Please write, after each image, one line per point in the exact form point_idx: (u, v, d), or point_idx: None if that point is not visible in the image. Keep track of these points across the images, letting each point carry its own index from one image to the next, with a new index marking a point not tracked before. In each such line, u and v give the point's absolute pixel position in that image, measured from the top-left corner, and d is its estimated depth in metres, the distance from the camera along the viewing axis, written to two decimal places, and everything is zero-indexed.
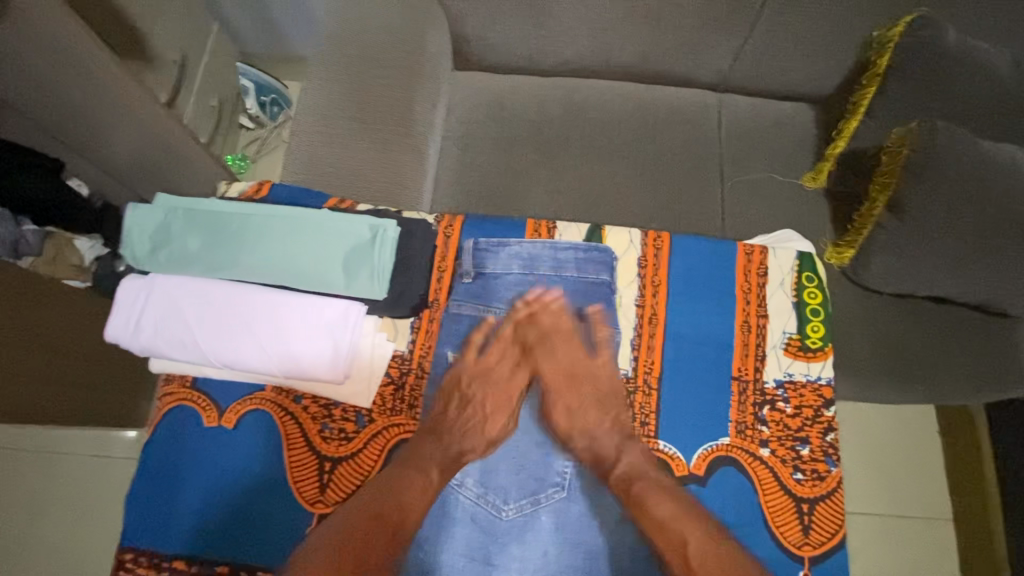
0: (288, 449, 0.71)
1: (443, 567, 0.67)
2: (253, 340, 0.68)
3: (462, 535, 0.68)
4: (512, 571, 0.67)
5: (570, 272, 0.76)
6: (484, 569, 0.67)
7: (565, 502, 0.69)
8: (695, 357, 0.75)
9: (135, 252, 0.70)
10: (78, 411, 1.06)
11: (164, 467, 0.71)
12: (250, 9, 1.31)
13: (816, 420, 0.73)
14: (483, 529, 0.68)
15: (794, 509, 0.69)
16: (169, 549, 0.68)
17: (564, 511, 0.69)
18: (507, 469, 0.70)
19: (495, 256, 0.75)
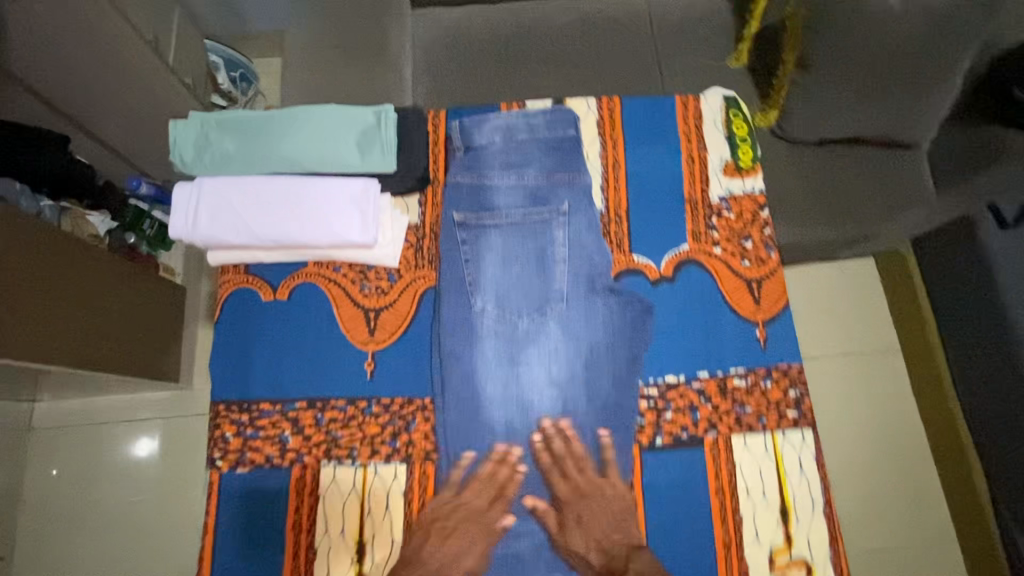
0: (337, 307, 0.86)
1: (479, 373, 0.83)
2: (296, 219, 0.82)
3: (489, 348, 0.84)
4: (534, 366, 0.83)
5: (542, 132, 0.90)
6: (511, 368, 0.83)
7: (568, 308, 0.85)
8: (655, 189, 0.92)
9: (182, 159, 0.82)
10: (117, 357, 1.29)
11: (235, 337, 0.85)
12: None
13: (754, 220, 0.90)
14: (505, 339, 0.84)
15: (746, 288, 0.87)
16: (255, 395, 0.82)
17: (568, 315, 0.85)
18: (516, 295, 0.85)
19: (479, 129, 0.90)
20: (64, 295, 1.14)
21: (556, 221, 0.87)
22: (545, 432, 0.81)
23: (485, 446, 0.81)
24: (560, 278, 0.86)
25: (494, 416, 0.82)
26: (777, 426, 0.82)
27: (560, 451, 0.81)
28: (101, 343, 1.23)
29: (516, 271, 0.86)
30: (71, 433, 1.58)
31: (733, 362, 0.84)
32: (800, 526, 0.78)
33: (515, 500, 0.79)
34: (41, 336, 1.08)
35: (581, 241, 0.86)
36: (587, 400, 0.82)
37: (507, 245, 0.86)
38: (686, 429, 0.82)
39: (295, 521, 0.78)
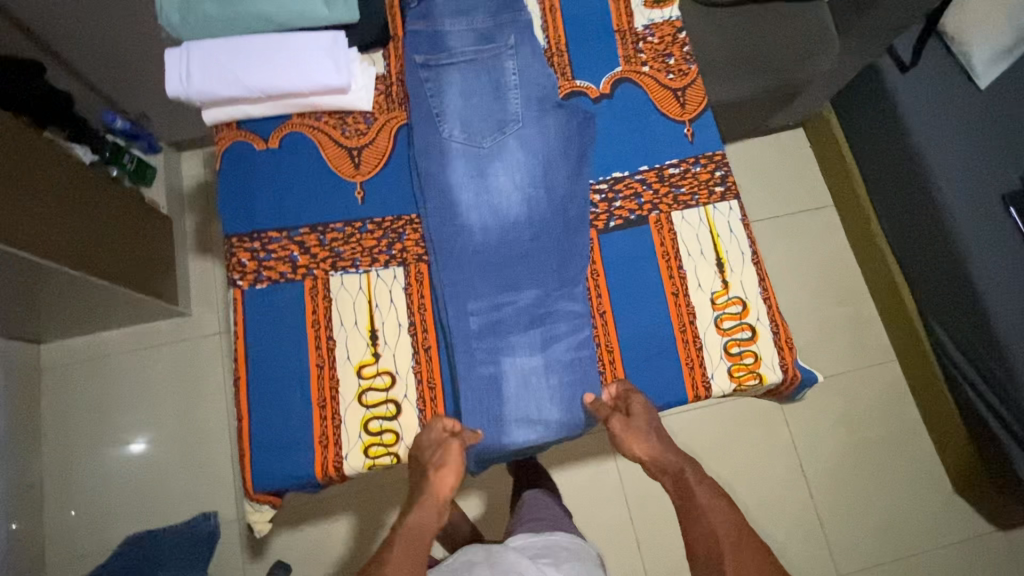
0: (323, 149, 0.98)
1: (455, 185, 0.96)
2: (278, 68, 0.93)
3: (458, 167, 0.97)
4: (500, 175, 0.97)
5: None
6: (481, 179, 0.97)
7: (523, 124, 0.98)
8: (587, 25, 1.06)
9: (171, 23, 0.93)
10: (123, 272, 1.42)
11: (238, 182, 0.97)
12: None
13: (675, 41, 1.05)
14: (472, 157, 0.97)
15: (673, 96, 1.02)
16: (261, 227, 0.94)
17: (523, 131, 0.98)
18: (478, 119, 0.98)
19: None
20: (69, 205, 1.29)
21: (504, 55, 1.00)
22: (515, 227, 0.95)
23: (466, 244, 0.94)
24: (513, 100, 0.99)
25: (471, 220, 0.95)
26: (708, 201, 0.98)
27: (530, 240, 0.95)
28: (103, 253, 1.37)
29: (475, 100, 0.99)
30: (82, 369, 1.67)
31: (667, 156, 1.00)
32: (734, 273, 0.94)
33: (496, 282, 0.93)
34: (44, 233, 1.21)
35: (528, 68, 1.00)
36: (547, 196, 0.96)
37: (465, 79, 0.99)
38: (634, 212, 0.97)
39: (314, 320, 0.90)
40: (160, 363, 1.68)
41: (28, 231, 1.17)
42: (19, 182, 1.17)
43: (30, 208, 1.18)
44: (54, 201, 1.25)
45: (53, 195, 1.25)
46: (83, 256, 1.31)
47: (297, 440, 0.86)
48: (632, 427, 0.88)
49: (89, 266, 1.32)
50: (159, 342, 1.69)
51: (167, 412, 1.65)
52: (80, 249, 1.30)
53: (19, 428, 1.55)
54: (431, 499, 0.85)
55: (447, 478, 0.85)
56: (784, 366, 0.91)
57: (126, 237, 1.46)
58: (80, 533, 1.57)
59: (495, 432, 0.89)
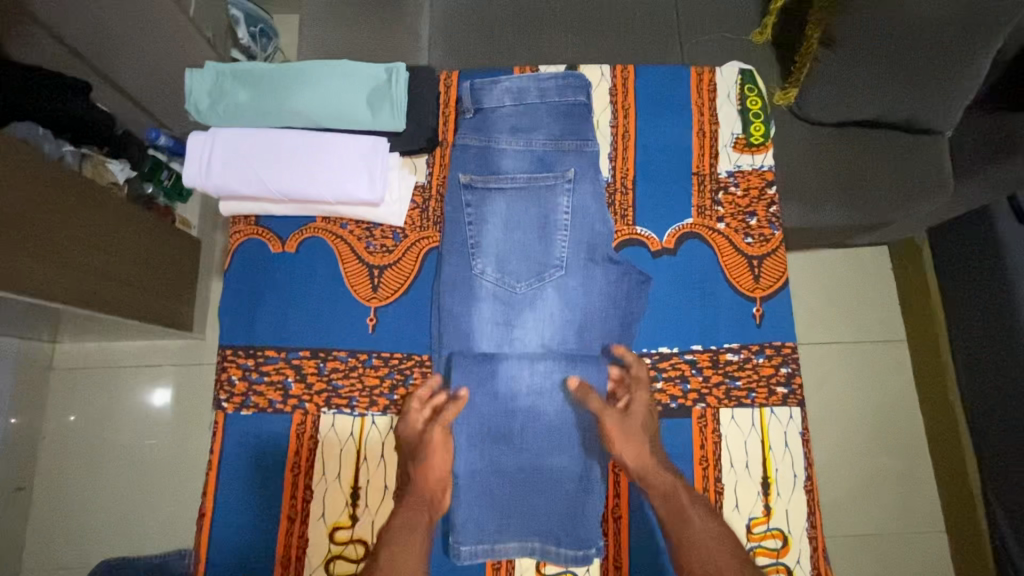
0: (342, 263, 0.89)
1: (474, 330, 0.84)
2: (306, 175, 0.84)
3: (485, 309, 0.85)
4: (528, 328, 0.85)
5: (553, 97, 0.90)
6: (506, 329, 0.85)
7: (566, 272, 0.86)
8: (661, 161, 0.92)
9: (199, 108, 0.83)
10: (144, 310, 1.38)
11: (245, 287, 0.88)
12: None
13: (761, 197, 0.90)
14: (502, 301, 0.85)
15: (747, 265, 0.88)
16: (260, 343, 0.85)
17: (564, 280, 0.85)
18: (517, 258, 0.86)
19: (489, 87, 0.91)
20: (94, 243, 1.22)
21: (560, 189, 0.87)
22: (540, 394, 0.81)
23: (479, 403, 0.80)
24: (560, 243, 0.86)
25: (493, 372, 0.81)
26: (766, 402, 0.83)
27: (552, 411, 0.81)
28: (129, 293, 1.33)
29: (517, 234, 0.87)
30: (91, 375, 1.65)
31: (727, 337, 0.85)
32: (781, 500, 0.80)
33: (505, 452, 0.80)
34: (76, 281, 1.17)
35: (583, 209, 0.87)
36: (580, 363, 0.82)
37: (510, 208, 0.87)
38: (675, 400, 0.83)
39: (294, 463, 0.81)
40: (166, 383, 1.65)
41: (62, 283, 1.13)
42: (43, 224, 1.09)
43: (52, 252, 1.11)
44: (79, 241, 1.18)
45: (87, 232, 1.20)
46: (108, 300, 1.26)
47: None
48: (626, 432, 0.77)
49: (105, 304, 1.25)
50: (169, 361, 1.66)
51: (165, 433, 1.62)
52: (108, 291, 1.26)
53: (19, 428, 1.54)
54: (422, 494, 0.75)
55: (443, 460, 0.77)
56: None
57: (148, 268, 1.40)
58: (61, 542, 1.56)
59: (501, 424, 0.80)
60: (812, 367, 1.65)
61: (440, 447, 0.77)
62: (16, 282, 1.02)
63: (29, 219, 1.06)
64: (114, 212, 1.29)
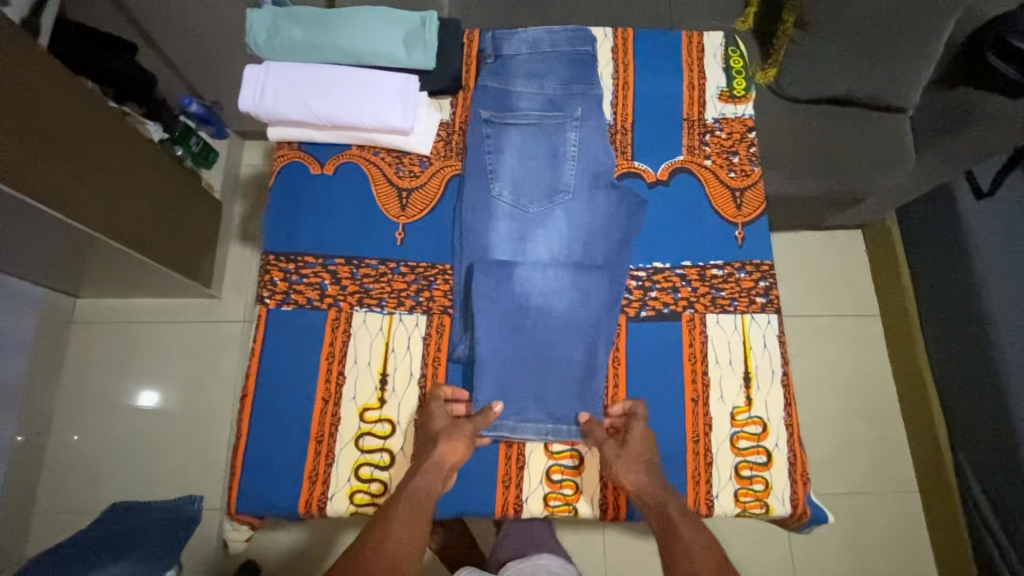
0: (374, 185, 1.00)
1: (492, 242, 0.95)
2: (347, 103, 0.96)
3: (502, 223, 0.96)
4: (541, 243, 0.96)
5: (564, 48, 1.04)
6: (521, 243, 0.96)
7: (574, 194, 0.98)
8: (656, 107, 1.05)
9: (256, 42, 0.96)
10: (168, 256, 1.47)
11: (288, 202, 0.99)
12: None
13: (743, 140, 1.03)
14: (517, 219, 0.97)
15: (730, 194, 1.00)
16: (300, 249, 0.96)
17: (572, 201, 0.97)
18: (530, 184, 0.98)
19: (508, 38, 1.04)
20: (128, 183, 1.31)
21: (568, 123, 1.00)
22: (550, 296, 0.93)
23: (498, 302, 0.92)
24: (569, 170, 0.99)
25: (512, 281, 0.93)
26: (747, 309, 0.95)
27: (560, 310, 0.93)
28: (156, 236, 1.42)
29: (531, 161, 0.99)
30: (109, 329, 1.73)
31: (713, 255, 0.97)
32: (760, 392, 0.91)
33: (520, 342, 0.91)
34: (109, 214, 1.26)
35: (590, 141, 1.00)
36: (585, 270, 0.94)
37: (525, 140, 0.99)
38: (667, 306, 0.95)
39: (329, 353, 0.91)
40: (181, 339, 1.73)
41: (97, 214, 1.23)
42: (95, 160, 1.21)
43: (98, 185, 1.22)
44: (116, 178, 1.27)
45: (125, 176, 1.30)
46: (136, 238, 1.35)
47: (289, 466, 0.87)
48: (623, 456, 0.84)
49: (134, 242, 1.35)
50: (185, 318, 1.74)
51: (177, 385, 1.70)
52: (138, 231, 1.35)
53: (39, 373, 1.61)
54: (439, 470, 0.82)
55: (456, 449, 0.83)
56: (794, 500, 0.87)
57: (175, 218, 1.49)
58: (71, 487, 1.61)
59: (514, 318, 0.92)
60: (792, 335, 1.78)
61: (466, 440, 0.84)
62: (60, 202, 1.13)
63: (84, 153, 1.18)
64: (148, 161, 1.39)
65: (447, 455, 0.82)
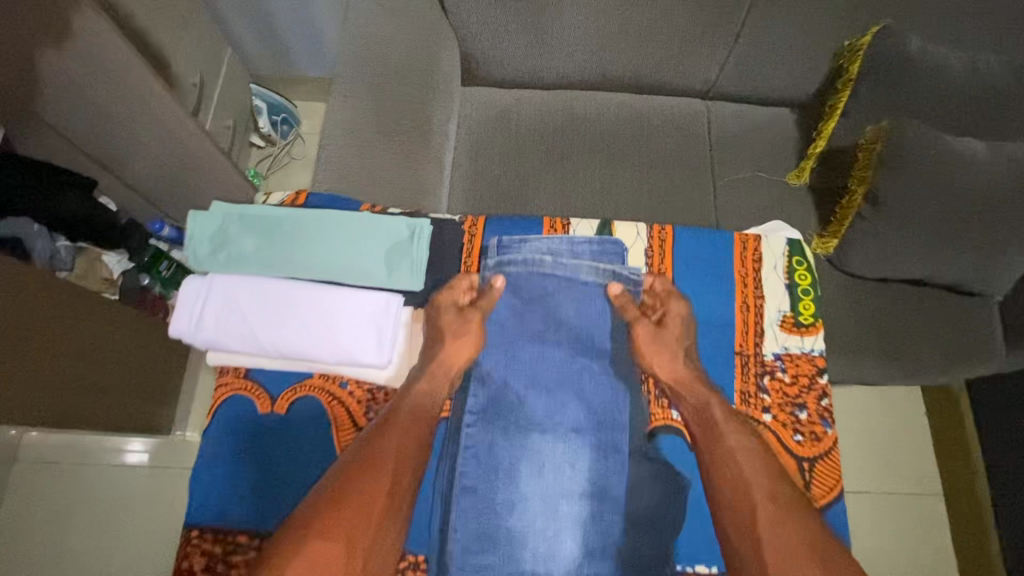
0: (336, 431, 0.78)
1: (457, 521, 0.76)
2: (306, 333, 0.75)
3: (480, 438, 0.79)
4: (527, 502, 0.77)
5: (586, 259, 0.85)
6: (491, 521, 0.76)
7: (565, 394, 0.80)
8: (700, 337, 0.84)
9: (197, 254, 0.77)
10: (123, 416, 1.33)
11: (224, 452, 0.77)
12: (255, 19, 1.53)
13: (811, 387, 0.81)
14: (482, 494, 0.77)
15: (796, 468, 0.77)
16: (234, 524, 0.75)
17: (561, 413, 0.80)
18: (504, 443, 0.79)
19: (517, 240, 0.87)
20: (81, 356, 1.15)
21: (559, 290, 0.84)
22: (553, 552, 0.76)
23: (488, 564, 0.76)
24: (555, 355, 0.82)
25: (514, 447, 0.79)
26: None
27: (566, 568, 0.76)
28: (108, 402, 1.25)
29: (516, 351, 0.82)
30: (54, 468, 1.52)
31: None
32: None
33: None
34: (50, 400, 1.10)
35: (587, 317, 0.83)
36: (598, 506, 0.77)
37: (502, 389, 0.81)
38: None
39: None
40: (133, 485, 1.51)
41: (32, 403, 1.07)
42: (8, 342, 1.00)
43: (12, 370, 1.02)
44: (65, 357, 1.11)
45: (74, 348, 1.13)
46: (78, 411, 1.19)
47: None
48: (658, 339, 0.81)
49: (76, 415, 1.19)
50: (140, 462, 1.52)
51: (124, 540, 1.48)
52: (83, 404, 1.19)
53: None
54: (442, 377, 0.79)
55: (462, 349, 0.80)
56: None
57: (135, 371, 1.32)
58: None
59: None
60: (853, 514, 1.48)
61: (474, 326, 0.81)
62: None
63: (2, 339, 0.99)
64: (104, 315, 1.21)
65: (455, 354, 0.80)
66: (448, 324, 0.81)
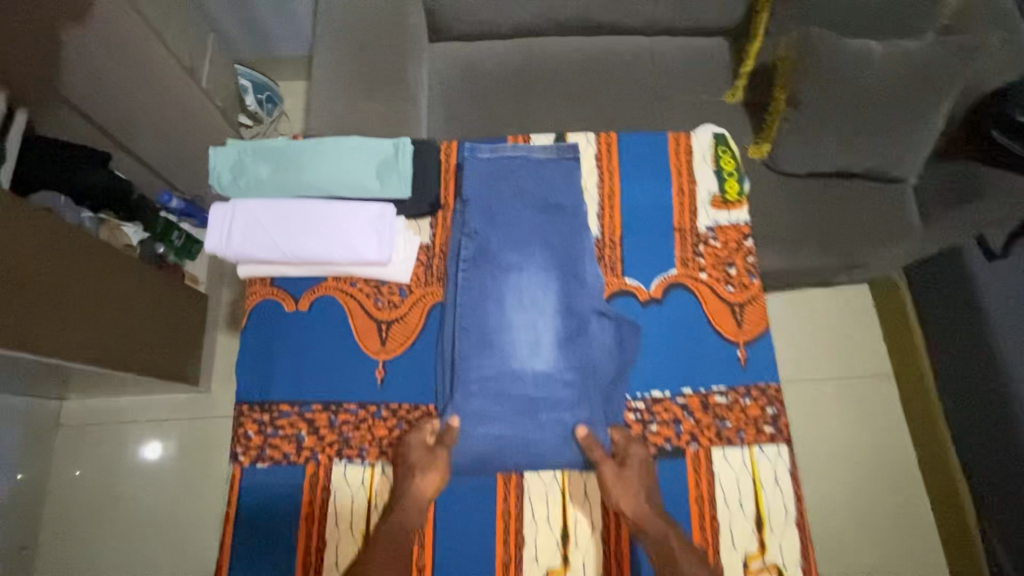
0: (351, 319, 0.94)
1: (459, 350, 0.91)
2: (318, 239, 0.91)
3: (473, 277, 0.94)
4: (512, 321, 0.93)
5: (539, 149, 1.01)
6: (486, 346, 0.92)
7: (534, 239, 0.96)
8: (645, 219, 1.00)
9: (221, 182, 0.92)
10: (168, 365, 1.49)
11: (261, 344, 0.94)
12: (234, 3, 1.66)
13: (739, 249, 0.98)
14: (478, 327, 0.92)
15: (728, 311, 0.94)
16: (276, 396, 0.91)
17: (526, 248, 0.96)
18: (489, 285, 0.94)
19: (486, 146, 1.02)
20: (128, 306, 1.33)
21: (522, 167, 1.00)
22: (536, 354, 0.92)
23: (486, 367, 0.91)
24: (524, 212, 0.97)
25: (497, 279, 0.94)
26: (755, 441, 0.88)
27: (547, 367, 0.91)
28: (151, 351, 1.42)
29: (494, 213, 0.97)
30: (95, 431, 1.68)
31: (713, 380, 0.91)
32: (774, 536, 0.84)
33: (516, 408, 0.90)
34: (112, 344, 1.28)
35: (541, 181, 0.99)
36: (568, 318, 0.93)
37: (485, 250, 0.96)
38: (669, 441, 0.88)
39: (308, 514, 0.85)
40: (171, 437, 1.67)
41: (100, 345, 1.25)
42: (72, 294, 1.17)
43: (86, 317, 1.20)
44: (115, 307, 1.29)
45: (115, 297, 1.29)
46: (138, 359, 1.37)
47: None
48: (621, 480, 0.84)
49: (136, 363, 1.36)
50: (175, 416, 1.69)
51: (169, 484, 1.64)
52: (133, 351, 1.35)
53: (23, 486, 1.55)
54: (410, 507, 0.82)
55: (430, 482, 0.83)
56: None
57: (164, 324, 1.47)
58: None
59: (498, 378, 0.91)
60: (797, 407, 1.69)
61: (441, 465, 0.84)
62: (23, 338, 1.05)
63: (72, 287, 1.17)
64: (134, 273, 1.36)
65: (424, 486, 0.83)
66: (421, 459, 0.84)
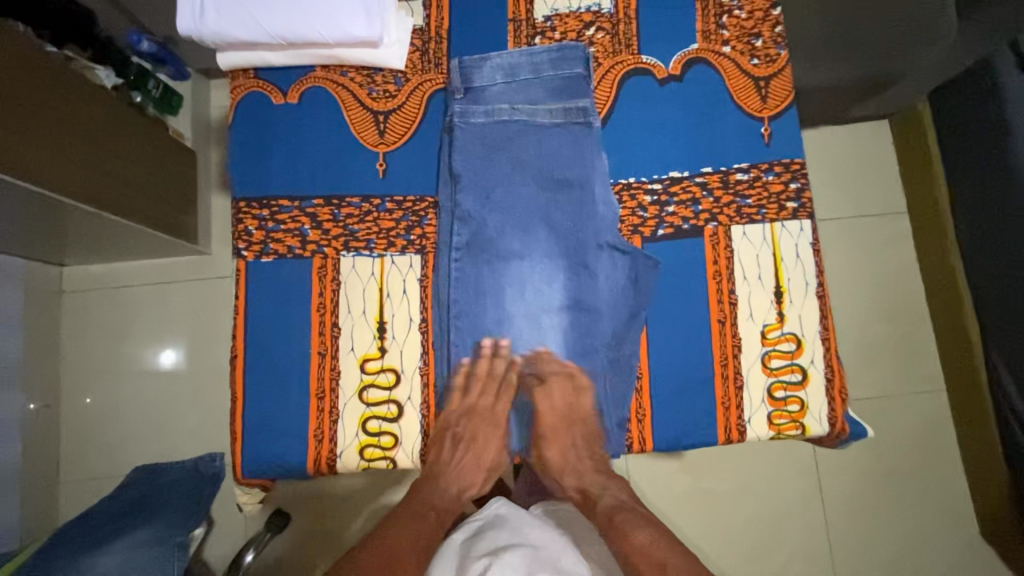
0: (346, 110, 0.88)
1: (453, 351, 0.80)
2: (299, 14, 0.81)
3: (468, 268, 0.81)
4: (512, 317, 0.80)
5: (548, 73, 0.84)
6: (483, 347, 0.80)
7: (536, 222, 0.81)
8: None
9: None
10: (157, 217, 1.44)
11: (253, 137, 0.88)
12: None
13: (767, 18, 0.88)
14: (473, 324, 0.80)
15: (753, 86, 0.87)
16: (272, 192, 0.86)
17: (529, 228, 0.81)
18: (487, 277, 0.81)
19: (480, 108, 0.83)
20: (102, 143, 1.26)
21: (522, 134, 0.83)
22: (541, 357, 0.80)
23: (484, 372, 0.80)
24: (525, 191, 0.82)
25: (494, 269, 0.81)
26: (777, 217, 0.84)
27: (553, 372, 0.80)
28: (136, 198, 1.36)
29: (491, 191, 0.81)
30: (99, 296, 1.66)
31: (736, 158, 0.86)
32: (793, 307, 0.82)
33: None
34: (87, 183, 1.22)
35: (545, 149, 0.82)
36: (577, 315, 0.81)
37: (480, 232, 0.81)
38: (687, 221, 0.85)
39: (319, 304, 0.84)
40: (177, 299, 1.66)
41: (74, 183, 1.19)
42: (40, 121, 1.10)
43: (54, 147, 1.13)
44: (88, 143, 1.22)
45: (85, 131, 1.22)
46: (119, 205, 1.31)
47: (293, 427, 0.81)
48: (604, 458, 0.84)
49: (118, 207, 1.31)
50: (178, 279, 1.67)
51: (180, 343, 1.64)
52: (115, 194, 1.30)
53: (36, 347, 1.56)
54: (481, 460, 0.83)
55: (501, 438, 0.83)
56: (832, 418, 0.81)
57: (149, 173, 1.41)
58: (95, 451, 1.59)
59: (498, 385, 0.80)
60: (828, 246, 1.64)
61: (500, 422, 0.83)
62: None
63: (34, 112, 1.09)
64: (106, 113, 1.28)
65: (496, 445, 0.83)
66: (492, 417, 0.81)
